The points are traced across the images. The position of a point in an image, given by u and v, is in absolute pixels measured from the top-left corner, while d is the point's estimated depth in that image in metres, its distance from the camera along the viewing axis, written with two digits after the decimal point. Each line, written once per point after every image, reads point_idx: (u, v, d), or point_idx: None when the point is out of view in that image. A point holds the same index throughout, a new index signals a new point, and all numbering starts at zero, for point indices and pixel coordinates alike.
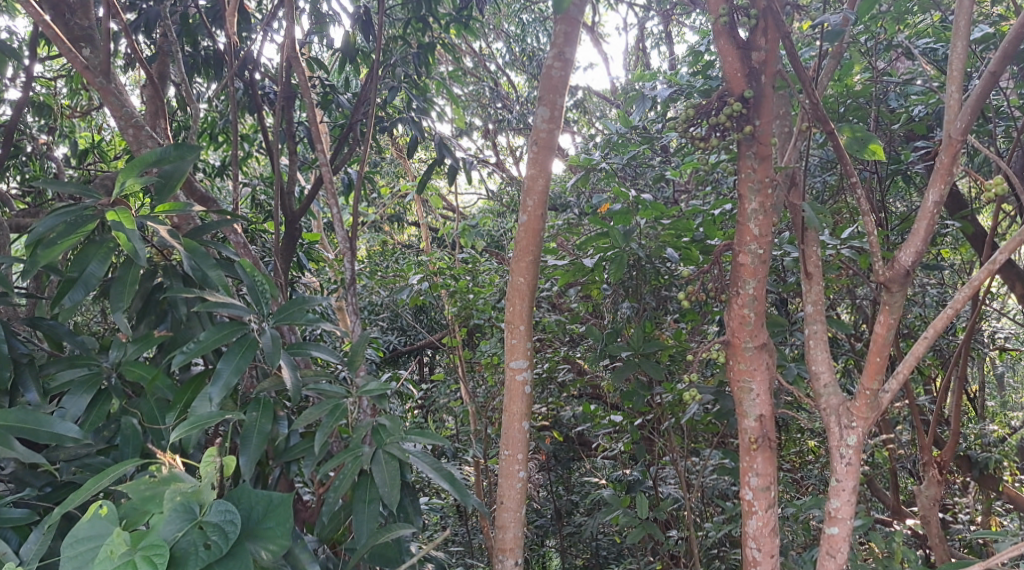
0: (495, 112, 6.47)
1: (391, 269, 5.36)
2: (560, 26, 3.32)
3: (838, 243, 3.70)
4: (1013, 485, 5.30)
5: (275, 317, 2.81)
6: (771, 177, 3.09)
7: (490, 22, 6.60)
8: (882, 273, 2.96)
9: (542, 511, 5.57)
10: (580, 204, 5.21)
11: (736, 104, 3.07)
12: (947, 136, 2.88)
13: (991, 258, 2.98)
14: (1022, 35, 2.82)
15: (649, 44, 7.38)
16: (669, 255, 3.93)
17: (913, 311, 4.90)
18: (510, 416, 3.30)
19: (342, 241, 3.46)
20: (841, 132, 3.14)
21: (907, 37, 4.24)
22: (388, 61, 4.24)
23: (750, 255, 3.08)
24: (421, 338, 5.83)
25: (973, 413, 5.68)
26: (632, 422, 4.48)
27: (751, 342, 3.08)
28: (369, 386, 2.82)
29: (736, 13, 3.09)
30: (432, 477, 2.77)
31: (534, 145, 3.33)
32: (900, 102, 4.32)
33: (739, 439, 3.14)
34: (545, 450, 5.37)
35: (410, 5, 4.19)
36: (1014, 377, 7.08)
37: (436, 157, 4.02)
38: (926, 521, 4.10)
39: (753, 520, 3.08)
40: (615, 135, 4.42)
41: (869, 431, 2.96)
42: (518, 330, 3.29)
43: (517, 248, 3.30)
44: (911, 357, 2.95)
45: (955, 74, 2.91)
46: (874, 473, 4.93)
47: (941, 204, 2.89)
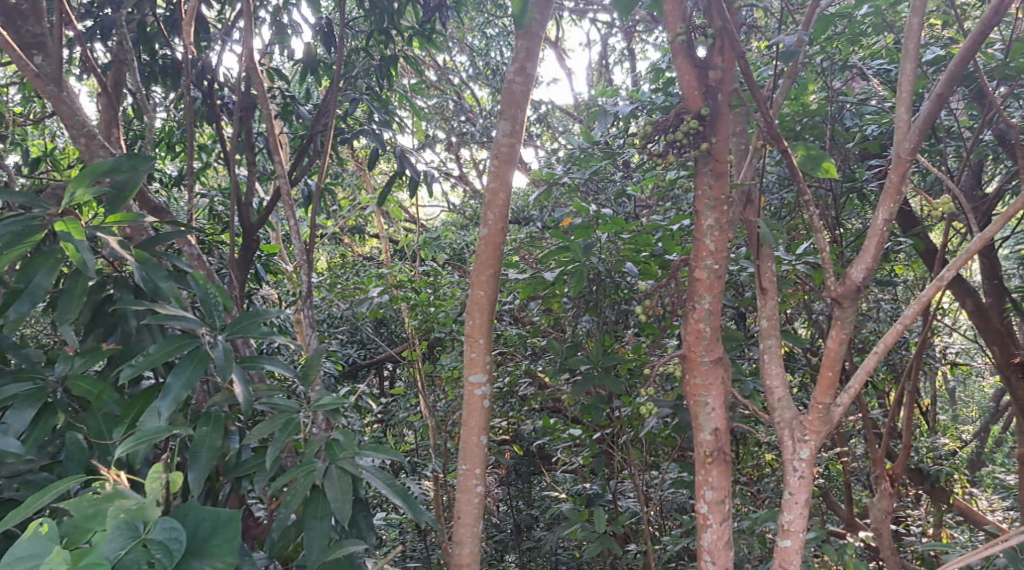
0: (459, 126, 6.47)
1: (351, 281, 5.29)
2: (522, 41, 3.35)
3: (793, 259, 3.78)
4: (963, 498, 5.42)
5: (228, 331, 2.77)
6: (727, 193, 3.13)
7: (454, 35, 6.61)
8: (834, 288, 3.00)
9: (501, 526, 5.54)
10: (542, 218, 5.23)
11: (693, 121, 3.10)
12: (896, 155, 2.95)
13: (939, 275, 3.05)
14: (967, 59, 2.89)
15: (612, 60, 7.45)
16: (628, 270, 3.96)
17: (868, 325, 4.99)
18: (468, 430, 3.30)
19: (298, 253, 3.47)
20: (795, 149, 3.17)
21: (862, 58, 4.34)
22: (350, 73, 4.20)
23: (706, 270, 3.12)
24: (381, 351, 5.79)
25: (925, 426, 5.78)
26: (591, 436, 4.50)
27: (707, 356, 3.10)
28: (323, 401, 2.79)
29: (692, 32, 3.14)
30: (385, 492, 2.75)
31: (495, 159, 3.33)
32: (854, 121, 4.40)
33: (695, 452, 3.15)
34: (505, 464, 5.36)
35: (372, 17, 4.17)
36: (965, 391, 7.25)
37: (396, 170, 4.01)
38: (879, 534, 4.13)
39: (708, 533, 3.09)
40: (577, 150, 4.47)
41: (821, 445, 3.00)
42: (478, 343, 3.29)
43: (478, 261, 3.30)
44: (862, 372, 3.00)
45: (903, 95, 2.98)
46: (828, 487, 5.00)
47: (891, 221, 2.95)
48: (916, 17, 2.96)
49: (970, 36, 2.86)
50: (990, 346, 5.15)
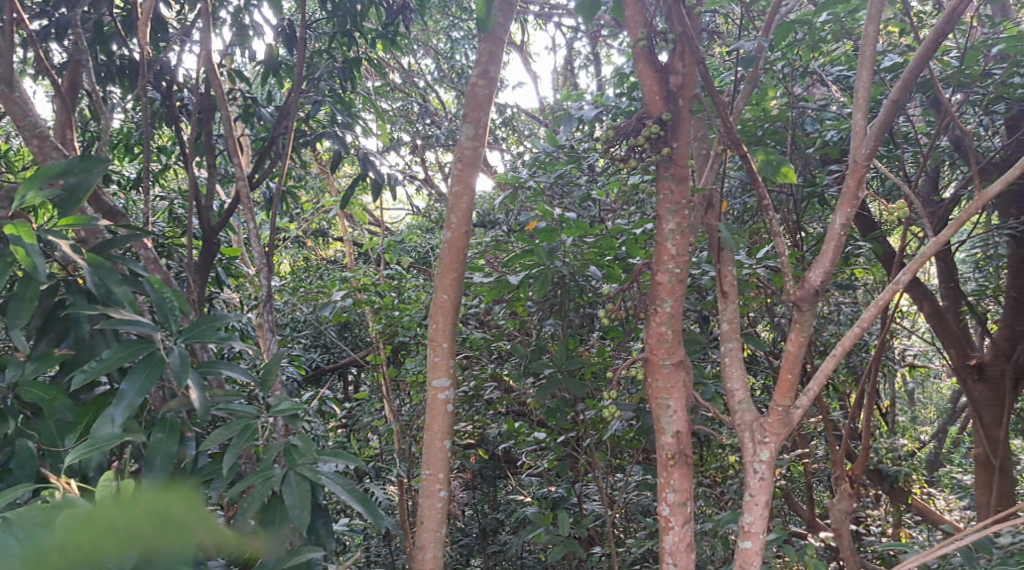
0: (423, 128, 6.43)
1: (314, 285, 5.25)
2: (485, 45, 3.35)
3: (754, 263, 3.83)
4: (921, 497, 5.51)
5: (184, 335, 2.74)
6: (687, 198, 3.15)
7: (419, 38, 6.58)
8: (793, 291, 3.03)
9: (466, 530, 5.53)
10: (507, 222, 5.23)
11: (654, 126, 3.12)
12: (853, 160, 3.00)
13: (896, 278, 3.10)
14: (921, 65, 2.95)
15: (576, 65, 7.47)
16: (592, 273, 3.97)
17: (828, 328, 5.06)
18: (431, 434, 3.28)
19: (258, 256, 3.49)
20: (755, 155, 3.23)
21: (822, 64, 4.40)
22: (312, 75, 4.16)
23: (667, 274, 3.14)
24: (345, 355, 5.74)
25: (884, 427, 5.86)
26: (555, 439, 4.50)
27: (669, 359, 3.12)
28: (281, 406, 2.77)
29: (654, 37, 3.17)
30: (344, 498, 2.73)
31: (459, 162, 3.33)
32: (815, 126, 4.45)
33: (657, 455, 3.17)
34: (470, 468, 5.34)
35: (334, 19, 4.14)
36: (924, 392, 7.38)
37: (358, 173, 3.98)
38: (839, 534, 4.17)
39: (669, 536, 3.11)
40: (542, 153, 4.48)
41: (781, 447, 3.03)
42: (441, 347, 3.28)
43: (441, 265, 3.29)
44: (821, 374, 3.03)
45: (860, 101, 3.02)
46: (789, 488, 5.06)
47: (848, 225, 2.99)
48: (873, 24, 3.01)
49: (924, 43, 2.91)
50: (947, 348, 5.24)
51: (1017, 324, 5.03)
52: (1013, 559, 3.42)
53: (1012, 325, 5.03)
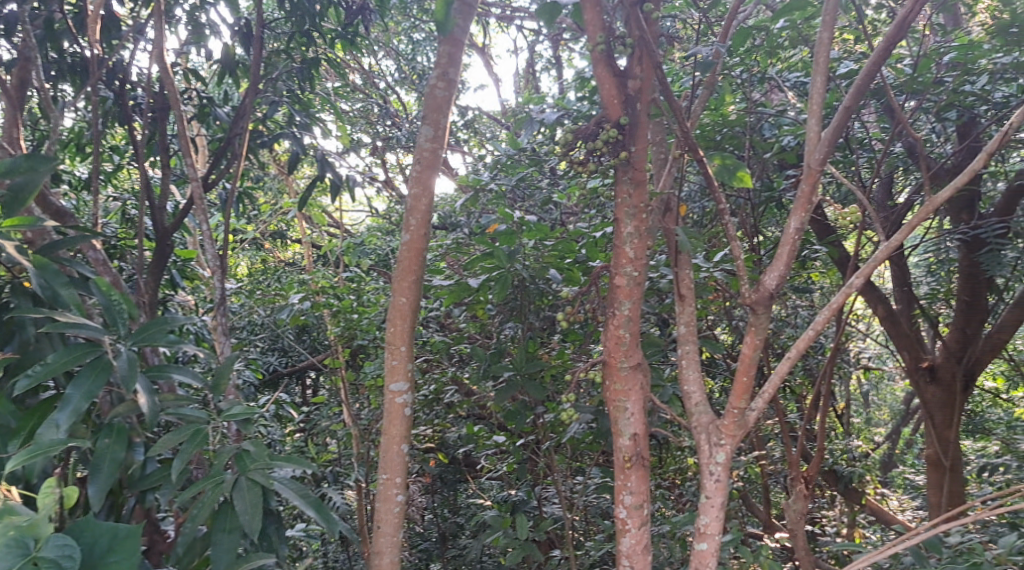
0: (383, 130, 6.39)
1: (272, 287, 5.19)
2: (444, 47, 3.34)
3: (711, 267, 3.87)
4: (875, 498, 5.61)
5: (133, 338, 2.69)
6: (646, 202, 3.17)
7: (379, 39, 6.53)
8: (749, 295, 3.06)
9: (426, 534, 5.54)
10: (469, 224, 5.22)
11: (612, 130, 3.15)
12: (807, 166, 3.04)
13: (849, 282, 3.15)
14: (874, 73, 3.00)
15: (538, 68, 7.47)
16: (552, 276, 3.97)
17: (785, 331, 5.13)
18: (389, 438, 3.26)
19: (212, 259, 3.55)
20: (712, 159, 3.26)
21: (779, 70, 4.46)
22: (270, 75, 4.11)
23: (625, 277, 3.15)
24: (304, 358, 5.69)
25: (840, 428, 5.95)
26: (514, 443, 4.50)
27: (627, 362, 3.14)
28: (234, 411, 2.76)
29: (612, 41, 3.18)
30: (297, 504, 2.71)
31: (418, 164, 3.31)
32: (773, 131, 4.48)
33: (615, 457, 3.18)
34: (429, 472, 5.32)
35: (293, 19, 4.09)
36: (878, 395, 7.51)
37: (317, 174, 3.93)
38: (794, 535, 4.22)
39: (626, 538, 3.12)
40: (503, 156, 4.47)
41: (737, 448, 3.06)
42: (400, 350, 3.25)
43: (400, 267, 3.26)
44: (775, 377, 3.06)
45: (814, 107, 3.07)
46: (746, 489, 5.11)
47: (802, 230, 3.03)
48: (826, 32, 3.05)
49: (877, 50, 2.96)
50: (901, 351, 5.33)
51: (967, 327, 5.13)
52: (963, 558, 3.48)
53: (963, 328, 5.13)
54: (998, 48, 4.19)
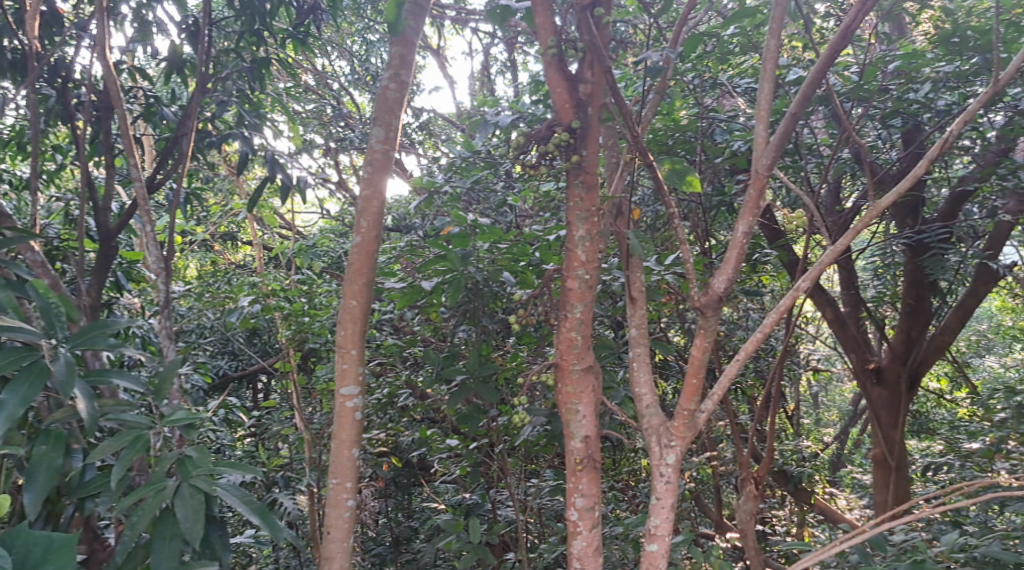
0: (337, 131, 6.34)
1: (221, 290, 5.12)
2: (395, 48, 3.32)
3: (662, 270, 3.90)
4: (824, 497, 5.70)
5: (71, 342, 2.65)
6: (597, 205, 3.18)
7: (333, 40, 6.47)
8: (698, 298, 3.09)
9: (380, 538, 5.43)
10: (423, 227, 5.19)
11: (564, 134, 3.16)
12: (755, 171, 3.08)
13: (795, 285, 3.20)
14: (819, 80, 3.05)
15: (493, 70, 7.46)
16: (506, 279, 3.96)
17: (737, 333, 5.20)
18: (339, 443, 3.23)
19: (156, 261, 3.48)
20: (663, 163, 3.30)
21: (730, 76, 4.52)
22: (219, 74, 4.04)
23: (577, 280, 3.16)
24: (254, 362, 5.61)
25: (790, 430, 6.04)
26: (467, 446, 4.48)
27: (578, 364, 3.15)
28: (176, 416, 2.73)
29: (563, 45, 3.19)
30: (241, 510, 2.68)
31: (370, 166, 3.29)
32: (724, 136, 4.52)
33: (566, 460, 3.19)
34: (383, 476, 5.27)
35: (242, 17, 4.04)
36: (827, 396, 7.65)
37: (267, 175, 3.86)
38: (744, 535, 4.27)
39: (578, 540, 3.12)
40: (457, 158, 4.44)
41: (686, 450, 3.09)
42: (350, 354, 3.23)
43: (351, 270, 3.24)
44: (724, 379, 3.09)
45: (762, 112, 3.11)
46: (698, 490, 5.16)
47: (750, 234, 3.07)
48: (774, 39, 3.10)
49: (822, 58, 3.01)
50: (848, 353, 5.44)
51: (911, 330, 5.27)
52: (906, 556, 3.55)
53: (908, 331, 5.26)
54: (941, 57, 4.28)
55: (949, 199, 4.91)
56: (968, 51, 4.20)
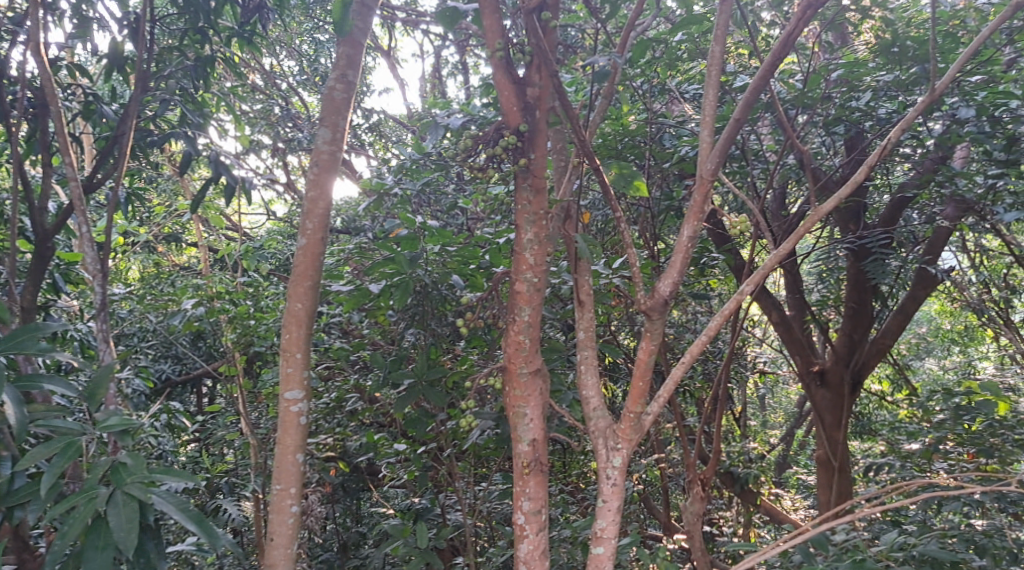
0: (285, 132, 6.26)
1: (164, 292, 5.01)
2: (343, 49, 3.29)
3: (610, 273, 3.92)
4: (769, 498, 5.79)
5: (1, 347, 2.63)
6: (545, 209, 3.19)
7: (281, 39, 6.38)
8: (643, 302, 3.11)
9: (327, 545, 5.42)
10: (373, 228, 5.15)
11: (511, 137, 3.16)
12: (700, 175, 3.11)
13: (739, 289, 3.24)
14: (761, 87, 3.10)
15: (443, 72, 7.43)
16: (455, 282, 3.94)
17: (685, 336, 5.26)
18: (283, 448, 3.18)
19: (92, 262, 3.40)
20: (610, 167, 3.37)
21: (678, 82, 4.57)
22: (161, 72, 3.96)
23: (525, 283, 3.16)
24: (199, 366, 5.51)
25: (737, 431, 6.12)
26: (414, 450, 4.44)
27: (526, 368, 3.15)
28: (110, 422, 2.69)
29: (510, 48, 3.20)
30: (178, 518, 2.62)
31: (315, 167, 3.25)
32: (673, 141, 4.55)
33: (513, 463, 3.18)
34: (331, 481, 5.21)
35: (187, 15, 3.98)
36: (773, 398, 7.77)
37: (211, 175, 3.77)
38: (691, 536, 4.31)
39: (524, 544, 3.11)
40: (407, 160, 4.38)
41: (632, 453, 3.11)
42: (295, 358, 3.18)
43: (295, 272, 3.19)
44: (669, 382, 3.11)
45: (707, 118, 3.14)
46: (646, 492, 5.20)
47: (695, 238, 3.10)
48: (718, 45, 3.14)
49: (764, 66, 3.06)
50: (793, 356, 5.53)
51: (854, 333, 5.35)
52: (847, 555, 3.60)
53: (850, 334, 5.34)
54: (882, 67, 4.37)
55: (890, 205, 5.03)
56: (907, 61, 4.30)
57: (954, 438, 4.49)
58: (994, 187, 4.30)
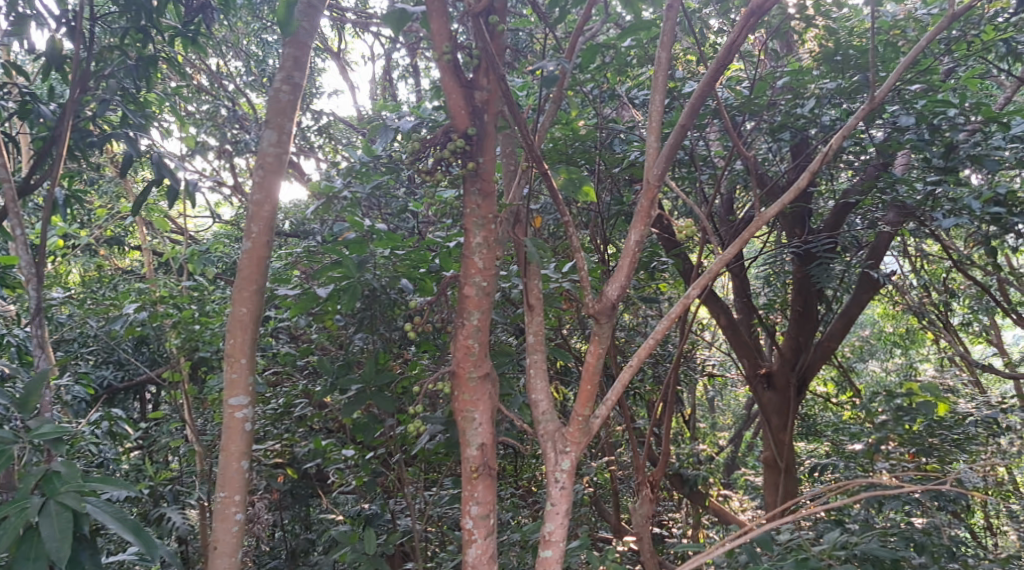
0: (232, 134, 6.15)
1: (105, 297, 4.89)
2: (289, 50, 3.25)
3: (560, 277, 3.94)
4: (718, 499, 5.86)
5: None
6: (494, 213, 3.19)
7: (227, 39, 6.28)
8: (591, 305, 3.13)
9: (275, 553, 5.37)
10: (321, 232, 5.09)
11: (459, 140, 3.15)
12: (646, 181, 3.13)
13: (686, 292, 3.27)
14: (706, 94, 3.14)
15: (394, 76, 7.38)
16: (404, 286, 3.90)
17: (635, 339, 5.29)
18: (227, 455, 3.13)
19: (27, 266, 3.31)
20: (559, 172, 3.47)
21: (628, 87, 4.60)
22: (101, 72, 3.86)
23: (474, 287, 3.16)
24: (142, 372, 5.39)
25: (686, 433, 6.18)
26: (363, 455, 4.39)
27: (475, 372, 3.14)
28: (43, 430, 2.66)
29: (458, 52, 3.19)
30: (115, 527, 2.60)
31: (260, 169, 3.21)
32: (623, 146, 4.58)
33: (462, 468, 3.16)
34: (279, 487, 5.14)
35: (128, 14, 3.90)
36: (722, 401, 7.88)
37: (153, 178, 3.68)
38: (640, 538, 4.33)
39: (473, 549, 3.10)
40: (358, 163, 4.27)
41: (581, 456, 3.11)
42: (239, 363, 3.13)
43: (240, 277, 3.14)
44: (617, 385, 3.13)
45: (653, 124, 3.17)
46: (596, 495, 5.22)
47: (642, 243, 3.13)
48: (664, 51, 3.17)
49: (709, 74, 3.10)
50: (741, 359, 5.60)
51: (800, 336, 5.44)
52: (792, 555, 3.65)
53: (796, 336, 5.43)
54: (825, 75, 4.46)
55: (834, 211, 5.12)
56: (849, 70, 4.42)
57: (895, 438, 4.59)
58: (933, 194, 4.39)
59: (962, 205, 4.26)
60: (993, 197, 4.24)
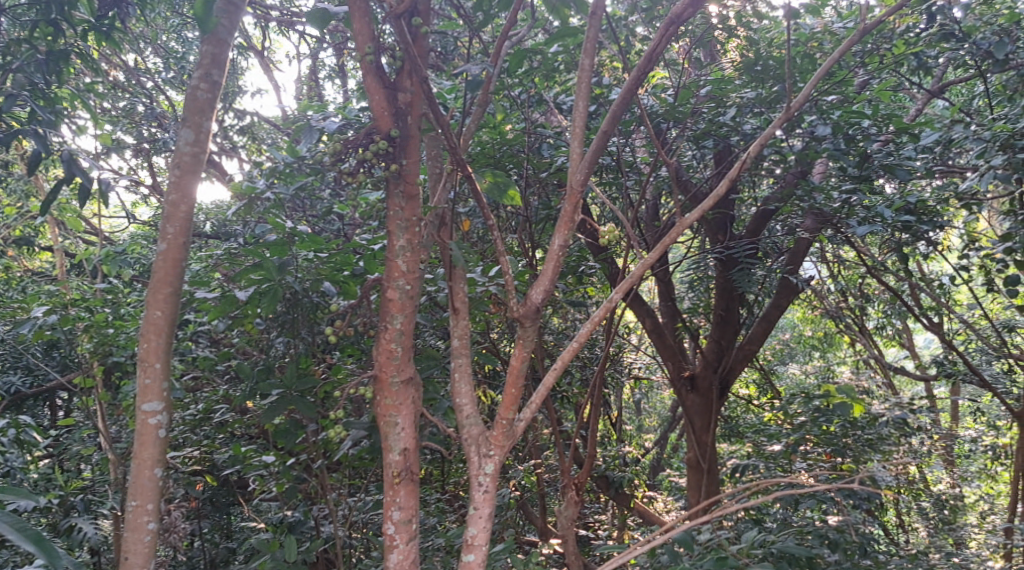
0: (149, 132, 5.96)
1: (12, 300, 4.69)
2: (207, 47, 3.17)
3: (486, 281, 3.93)
4: (643, 500, 5.93)
5: None
6: (417, 216, 3.17)
7: (145, 34, 6.09)
8: (516, 309, 3.13)
9: (194, 562, 5.23)
10: (243, 233, 4.97)
11: (382, 142, 3.11)
12: (570, 185, 3.15)
13: (609, 296, 3.29)
14: (629, 100, 3.17)
15: (319, 75, 7.28)
16: (327, 289, 3.83)
17: (562, 343, 5.32)
18: (139, 463, 3.02)
19: None
20: (484, 175, 3.44)
21: (556, 92, 4.62)
22: (8, 65, 3.69)
23: (397, 290, 3.12)
24: (53, 377, 5.18)
25: (612, 435, 6.25)
26: (284, 462, 4.30)
27: (397, 377, 3.10)
28: None
29: (381, 53, 3.17)
30: (14, 538, 2.50)
31: (176, 169, 3.12)
32: (550, 152, 4.61)
33: (384, 473, 3.12)
34: (198, 496, 5.01)
35: (38, 6, 3.74)
36: (648, 403, 8.00)
37: (63, 176, 3.52)
38: (565, 541, 4.33)
39: (394, 554, 3.06)
40: (280, 163, 4.18)
41: (504, 459, 3.10)
42: (154, 368, 3.04)
43: (155, 279, 3.04)
44: (541, 388, 3.12)
45: (577, 129, 3.19)
46: (523, 498, 5.23)
47: (565, 247, 3.14)
48: (588, 57, 3.20)
49: (631, 79, 3.13)
50: (665, 361, 5.66)
51: (722, 339, 5.54)
52: (711, 553, 3.71)
53: (719, 339, 5.53)
54: (747, 84, 4.54)
55: (755, 217, 5.24)
56: (769, 79, 4.50)
57: (812, 438, 4.73)
58: (848, 201, 4.52)
59: (875, 213, 4.40)
60: (903, 206, 4.40)
